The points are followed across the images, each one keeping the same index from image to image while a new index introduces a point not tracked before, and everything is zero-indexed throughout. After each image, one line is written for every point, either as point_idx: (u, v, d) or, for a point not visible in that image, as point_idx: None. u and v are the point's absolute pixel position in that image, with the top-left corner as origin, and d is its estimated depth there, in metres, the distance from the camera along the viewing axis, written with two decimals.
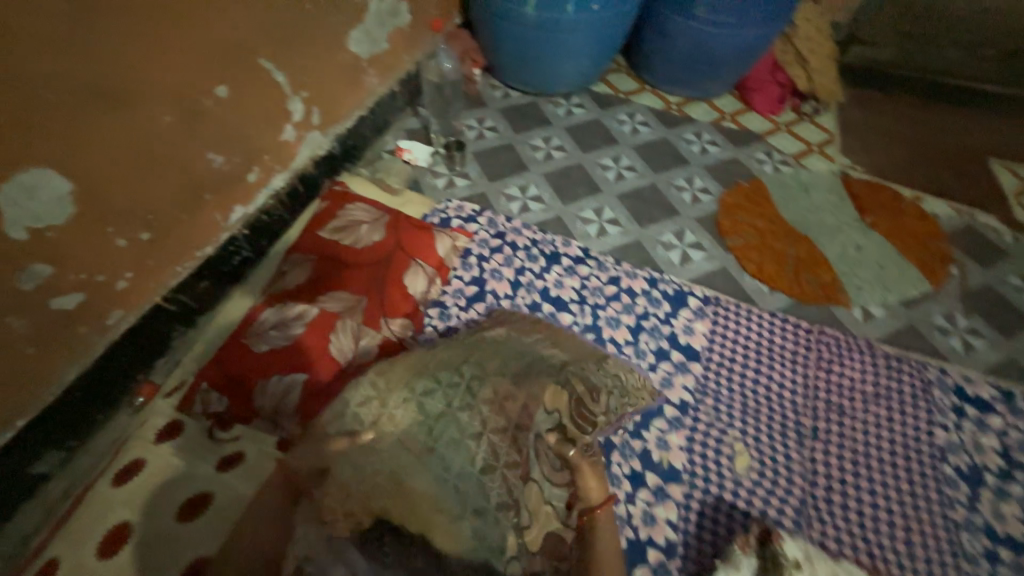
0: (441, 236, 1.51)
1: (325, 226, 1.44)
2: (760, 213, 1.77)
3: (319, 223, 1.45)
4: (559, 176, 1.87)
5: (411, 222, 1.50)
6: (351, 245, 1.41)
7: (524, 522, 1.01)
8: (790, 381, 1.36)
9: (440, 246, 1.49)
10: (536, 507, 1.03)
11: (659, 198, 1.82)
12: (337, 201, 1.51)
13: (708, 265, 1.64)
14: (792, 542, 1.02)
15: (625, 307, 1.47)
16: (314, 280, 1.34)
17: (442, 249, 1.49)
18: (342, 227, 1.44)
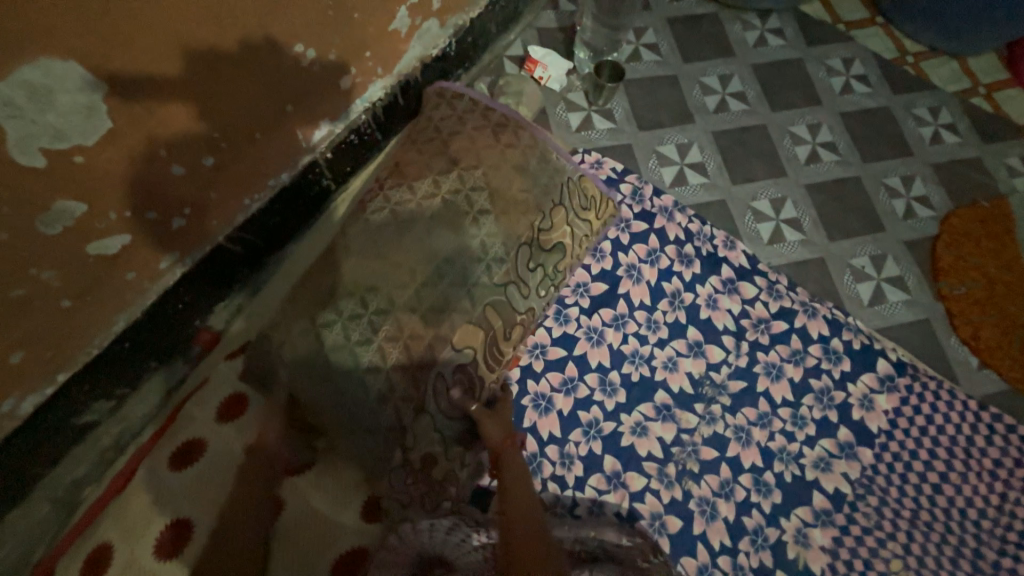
0: (525, 210, 1.00)
1: (407, 173, 1.01)
2: (996, 254, 1.30)
3: (404, 165, 1.02)
4: (732, 139, 1.37)
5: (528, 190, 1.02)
6: (433, 227, 0.96)
7: (408, 444, 0.91)
8: (980, 499, 1.07)
9: (564, 234, 1.05)
10: (422, 434, 0.92)
11: (861, 200, 1.33)
12: (419, 158, 1.03)
13: (907, 314, 1.23)
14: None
15: (792, 353, 1.14)
16: (386, 262, 0.93)
17: (567, 239, 1.05)
18: (427, 199, 0.98)
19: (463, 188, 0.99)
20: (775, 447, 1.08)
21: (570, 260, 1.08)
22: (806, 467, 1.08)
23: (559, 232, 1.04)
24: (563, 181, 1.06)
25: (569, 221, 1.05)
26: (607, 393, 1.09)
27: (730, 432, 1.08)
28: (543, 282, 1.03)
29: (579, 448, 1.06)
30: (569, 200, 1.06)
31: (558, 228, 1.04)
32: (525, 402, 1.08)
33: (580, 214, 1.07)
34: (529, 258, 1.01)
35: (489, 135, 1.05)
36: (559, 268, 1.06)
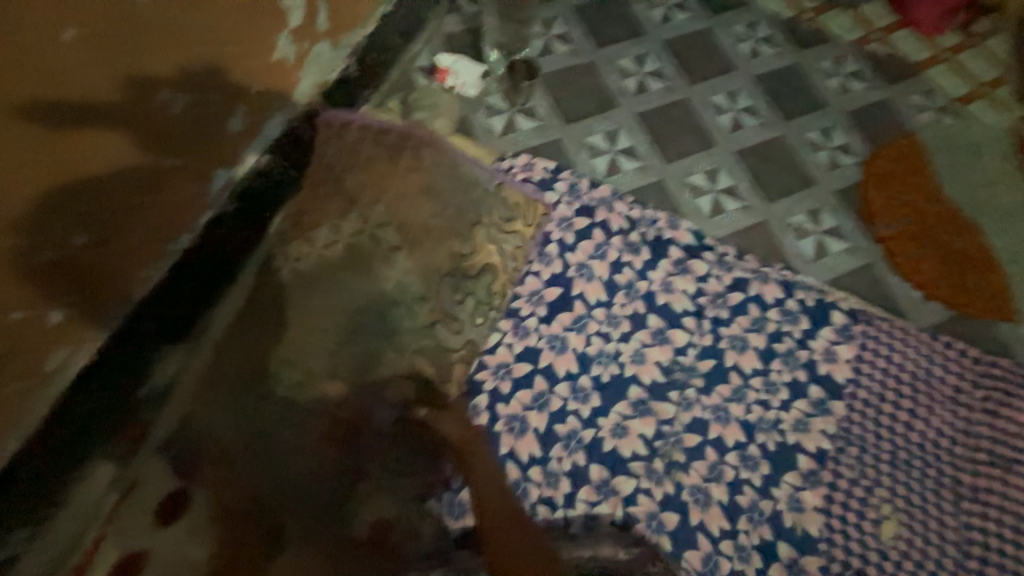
0: (439, 238, 0.95)
1: (308, 218, 0.95)
2: (919, 188, 1.35)
3: (303, 209, 0.96)
4: (658, 118, 1.36)
5: (434, 215, 0.96)
6: (342, 276, 0.92)
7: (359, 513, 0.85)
8: (949, 427, 1.11)
9: (483, 251, 0.99)
10: (375, 497, 0.86)
11: (788, 159, 1.36)
12: (315, 198, 0.96)
13: (850, 261, 1.26)
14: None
15: (752, 322, 1.14)
16: (301, 326, 0.90)
17: (487, 255, 0.99)
18: (329, 246, 0.93)
19: (367, 227, 0.94)
20: (754, 418, 1.08)
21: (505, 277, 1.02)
22: (787, 432, 1.08)
23: (487, 252, 1.00)
24: (481, 196, 1.01)
25: (496, 237, 1.01)
26: (580, 400, 1.05)
27: (708, 413, 1.07)
28: (475, 309, 0.99)
29: (563, 464, 1.00)
30: (490, 215, 1.00)
31: (482, 249, 0.99)
32: (499, 427, 1.02)
33: (506, 226, 1.02)
34: (454, 288, 0.97)
35: (386, 159, 0.98)
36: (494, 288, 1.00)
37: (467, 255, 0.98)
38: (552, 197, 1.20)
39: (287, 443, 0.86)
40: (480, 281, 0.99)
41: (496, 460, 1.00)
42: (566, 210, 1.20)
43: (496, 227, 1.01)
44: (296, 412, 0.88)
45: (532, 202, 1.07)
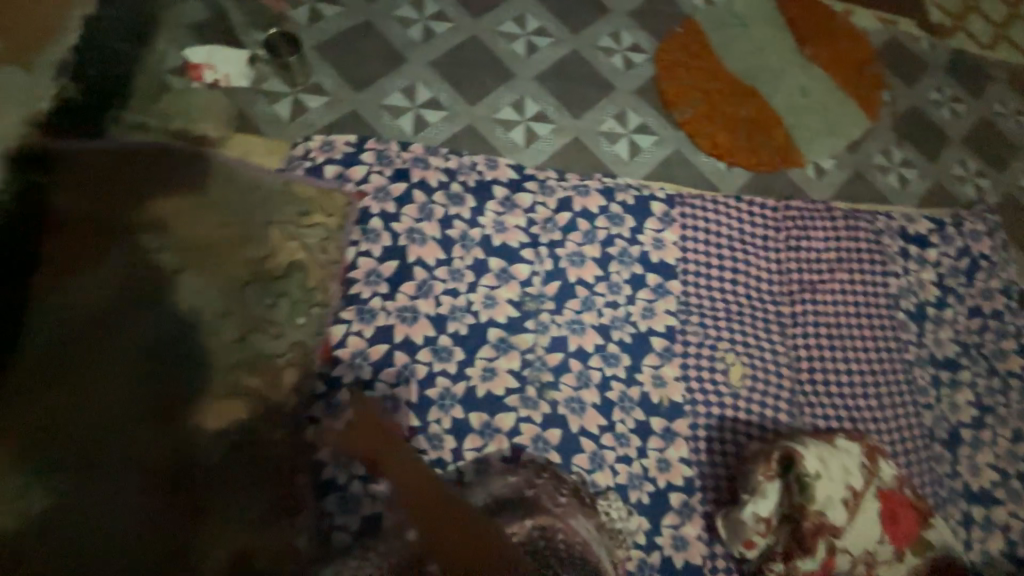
0: (235, 245, 0.92)
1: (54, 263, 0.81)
2: (703, 69, 1.46)
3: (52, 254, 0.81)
4: (452, 62, 1.33)
5: (218, 224, 0.91)
6: (113, 311, 0.80)
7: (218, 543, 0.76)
8: (765, 271, 1.27)
9: (287, 253, 0.97)
10: (229, 520, 0.78)
11: (586, 71, 1.40)
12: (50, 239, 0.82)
13: (661, 152, 1.36)
14: (811, 456, 0.98)
15: (585, 235, 1.21)
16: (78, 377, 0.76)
17: (289, 254, 0.97)
18: (82, 285, 0.80)
19: (136, 251, 0.84)
20: (607, 320, 1.16)
21: (319, 271, 1.01)
22: (638, 322, 1.18)
23: (290, 247, 0.98)
24: (269, 199, 1.00)
25: (296, 232, 1.00)
26: (444, 359, 1.06)
27: (565, 329, 1.13)
28: (296, 310, 0.96)
29: (444, 423, 1.03)
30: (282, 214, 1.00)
31: (283, 247, 0.97)
32: (372, 412, 1.01)
33: (302, 220, 1.02)
34: (263, 294, 0.93)
35: (141, 176, 0.89)
36: (309, 283, 0.99)
37: (264, 255, 0.95)
38: (362, 171, 1.15)
39: (107, 519, 0.72)
40: (291, 284, 0.96)
41: None
42: (382, 179, 1.15)
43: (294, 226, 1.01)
44: (101, 476, 0.73)
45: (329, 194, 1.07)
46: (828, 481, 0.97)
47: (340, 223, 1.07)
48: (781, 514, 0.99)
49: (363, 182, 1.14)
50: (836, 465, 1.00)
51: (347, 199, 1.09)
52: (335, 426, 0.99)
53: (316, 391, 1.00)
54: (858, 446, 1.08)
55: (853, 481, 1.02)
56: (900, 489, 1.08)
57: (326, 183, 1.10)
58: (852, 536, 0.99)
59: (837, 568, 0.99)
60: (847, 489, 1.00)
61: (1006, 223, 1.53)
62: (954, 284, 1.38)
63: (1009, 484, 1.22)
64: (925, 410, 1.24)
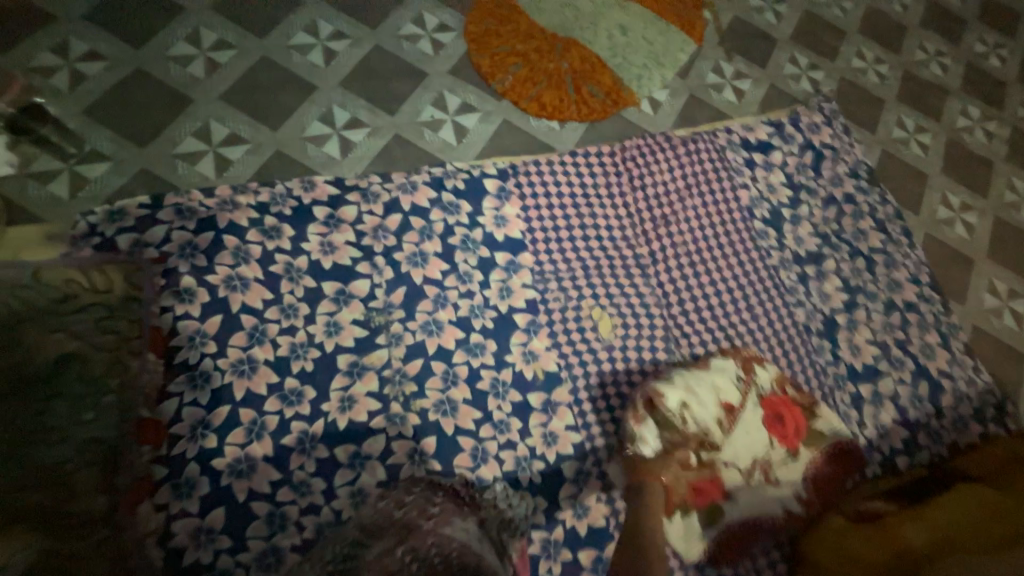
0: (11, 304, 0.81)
1: None
2: (516, 32, 1.42)
3: None
4: (246, 90, 1.25)
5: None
6: None
7: None
8: (615, 219, 1.26)
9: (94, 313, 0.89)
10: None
11: (393, 63, 1.34)
12: None
13: (488, 127, 1.32)
14: (671, 386, 1.00)
15: (420, 233, 1.16)
16: None
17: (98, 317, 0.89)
18: None
19: None
20: (464, 311, 1.13)
21: (106, 358, 0.87)
22: (497, 305, 1.15)
23: (56, 336, 0.82)
24: (30, 293, 0.86)
25: (70, 316, 0.85)
26: (295, 402, 1.00)
27: (421, 333, 1.09)
28: (76, 407, 0.79)
29: (309, 467, 0.97)
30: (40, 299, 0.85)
31: (44, 341, 0.80)
32: (225, 480, 0.94)
33: (66, 304, 0.87)
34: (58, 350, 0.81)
35: None
36: (93, 372, 0.84)
37: (34, 337, 0.79)
38: (161, 230, 1.06)
39: None
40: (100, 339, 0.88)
41: (238, 511, 0.93)
42: (184, 234, 1.06)
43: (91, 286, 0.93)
44: None
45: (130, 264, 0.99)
46: (695, 404, 0.98)
47: (129, 293, 0.96)
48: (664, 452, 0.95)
49: (162, 242, 1.05)
50: (705, 387, 1.01)
51: (138, 266, 1.00)
52: (186, 507, 0.91)
53: (156, 477, 0.92)
54: (732, 360, 1.07)
55: (726, 395, 1.02)
56: (781, 390, 1.07)
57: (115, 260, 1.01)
58: (734, 447, 1.00)
59: (726, 481, 1.00)
60: (720, 408, 1.01)
61: (843, 107, 1.57)
62: (802, 180, 1.41)
63: (889, 355, 1.26)
64: (797, 308, 1.26)
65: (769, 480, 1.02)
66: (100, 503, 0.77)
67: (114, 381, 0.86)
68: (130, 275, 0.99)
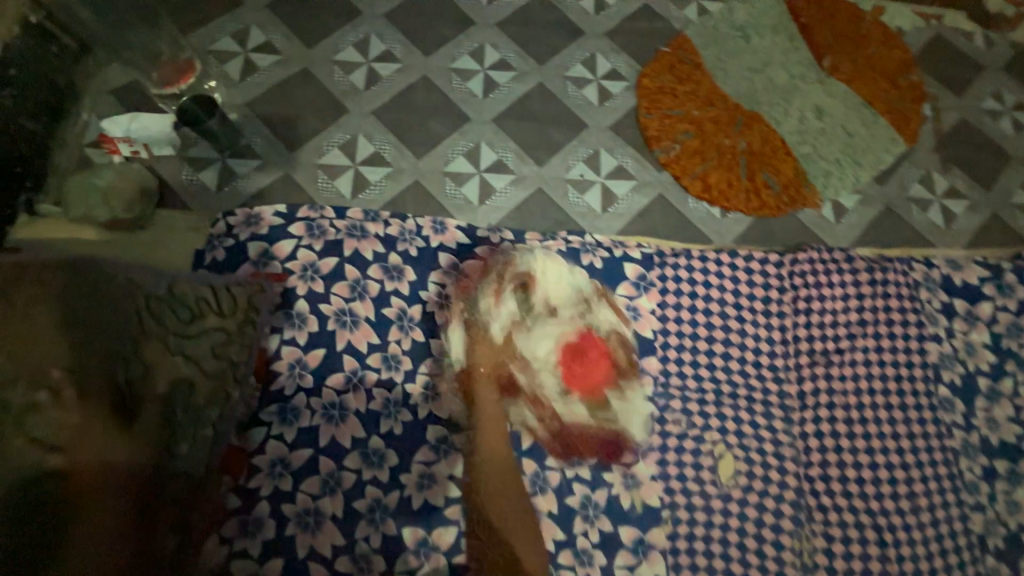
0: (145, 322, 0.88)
1: None
2: (694, 95, 1.25)
3: None
4: (399, 109, 1.19)
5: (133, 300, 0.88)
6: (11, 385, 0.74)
7: None
8: (766, 343, 1.06)
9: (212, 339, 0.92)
10: None
11: (553, 107, 1.22)
12: None
13: (639, 200, 1.17)
14: None
15: (542, 307, 1.04)
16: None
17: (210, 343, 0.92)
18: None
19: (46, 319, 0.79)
20: (570, 409, 1.01)
21: (209, 385, 0.91)
22: (607, 409, 1.01)
23: (174, 358, 0.89)
24: (163, 308, 0.91)
25: (188, 341, 0.91)
26: (375, 464, 0.93)
27: (518, 423, 0.98)
28: (177, 434, 0.86)
29: (373, 541, 0.90)
30: (170, 317, 0.91)
31: (164, 363, 0.88)
32: (291, 529, 0.89)
33: (192, 325, 0.92)
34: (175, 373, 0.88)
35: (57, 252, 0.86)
36: (198, 402, 0.89)
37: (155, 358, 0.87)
38: (291, 245, 1.02)
39: None
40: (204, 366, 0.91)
41: (295, 568, 0.88)
42: (310, 254, 1.02)
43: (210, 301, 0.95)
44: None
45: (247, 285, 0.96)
46: None
47: (248, 317, 0.95)
48: None
49: (288, 259, 1.01)
50: None
51: (261, 288, 0.96)
52: (249, 548, 0.88)
53: (229, 505, 0.88)
54: None
55: None
56: None
57: (244, 271, 1.00)
58: None
59: None
60: None
61: None
62: (1014, 347, 1.11)
63: None
64: (973, 512, 1.00)
65: None
66: (125, 505, 0.76)
67: (213, 410, 0.90)
68: (251, 295, 0.96)
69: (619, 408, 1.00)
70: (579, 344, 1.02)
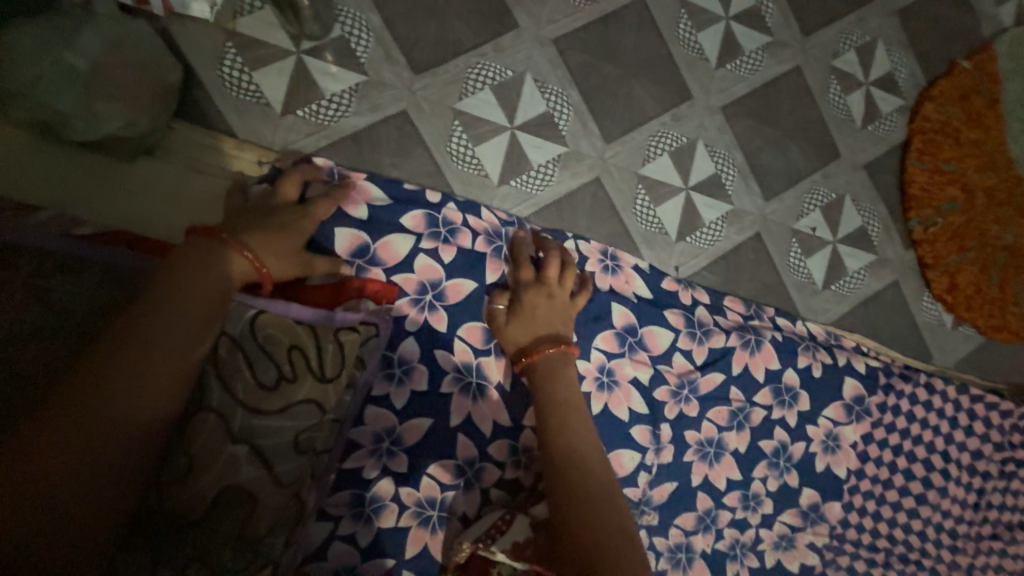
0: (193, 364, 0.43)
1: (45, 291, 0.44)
2: (977, 148, 0.89)
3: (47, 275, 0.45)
4: (592, 47, 0.73)
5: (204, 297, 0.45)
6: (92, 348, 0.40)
7: None
8: (957, 505, 0.86)
9: (288, 418, 0.48)
10: None
11: (804, 110, 0.82)
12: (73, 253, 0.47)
13: (869, 283, 0.85)
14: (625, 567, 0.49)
15: (731, 416, 0.74)
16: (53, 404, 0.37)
17: (292, 421, 0.48)
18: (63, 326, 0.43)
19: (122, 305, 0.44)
20: (725, 546, 0.76)
21: (282, 502, 0.48)
22: (765, 553, 0.79)
23: (233, 452, 0.45)
24: (237, 362, 0.47)
25: (264, 427, 0.47)
26: None
27: (664, 561, 0.73)
28: None
29: None
30: (246, 377, 0.47)
31: (215, 457, 0.45)
32: None
33: (273, 397, 0.47)
34: (231, 469, 0.45)
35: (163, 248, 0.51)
36: (257, 533, 0.45)
37: (198, 452, 0.44)
38: (406, 246, 0.63)
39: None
40: (274, 463, 0.47)
41: None
42: (434, 265, 0.64)
43: (309, 347, 0.50)
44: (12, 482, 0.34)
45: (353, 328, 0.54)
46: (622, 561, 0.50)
47: (351, 378, 0.54)
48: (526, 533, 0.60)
49: (398, 268, 0.62)
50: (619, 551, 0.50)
51: (377, 330, 0.57)
52: None
53: None
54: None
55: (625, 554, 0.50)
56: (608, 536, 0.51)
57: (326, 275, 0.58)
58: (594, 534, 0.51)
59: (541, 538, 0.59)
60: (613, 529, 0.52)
61: None
62: None
63: None
64: None
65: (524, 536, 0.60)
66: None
67: (281, 538, 0.47)
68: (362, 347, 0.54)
69: (779, 555, 0.79)
70: (759, 471, 0.77)
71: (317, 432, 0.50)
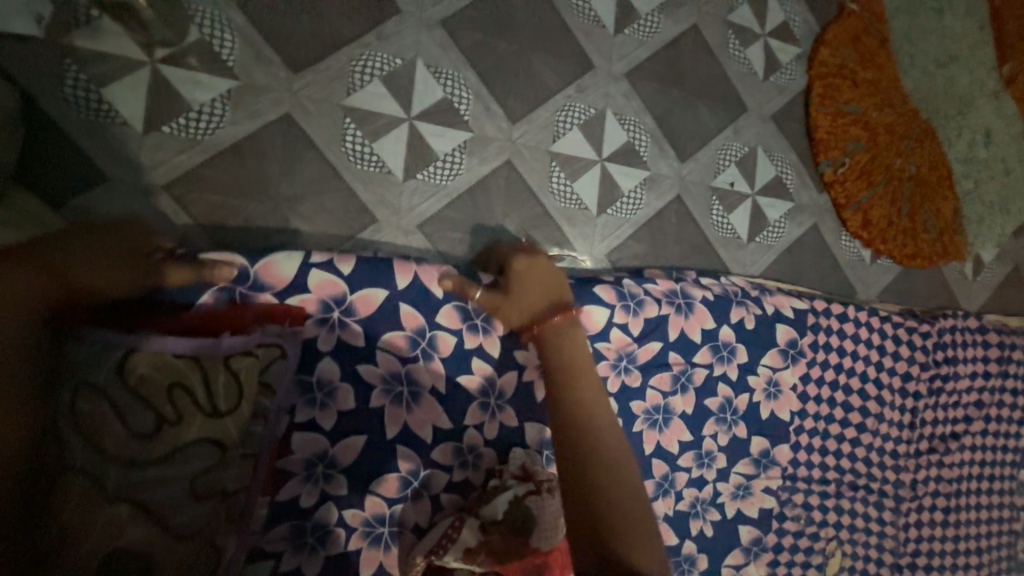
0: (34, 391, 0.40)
1: None
2: (873, 86, 0.92)
3: None
4: (484, 25, 0.70)
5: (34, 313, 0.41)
6: None
7: None
8: (893, 428, 0.91)
9: (181, 462, 0.45)
10: None
11: (707, 67, 0.82)
12: None
13: (790, 231, 0.88)
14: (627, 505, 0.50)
15: (674, 380, 0.75)
16: None
17: (188, 464, 0.45)
18: None
19: None
20: (686, 506, 0.78)
21: (188, 555, 0.44)
22: (725, 505, 0.80)
23: (112, 512, 0.42)
24: (103, 412, 0.43)
25: (148, 478, 0.43)
26: None
27: None
28: None
29: None
30: (118, 427, 0.43)
31: (91, 524, 0.41)
32: None
33: (156, 443, 0.44)
34: (116, 533, 0.41)
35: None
36: None
37: (66, 520, 0.40)
38: (292, 265, 0.57)
39: None
40: (171, 514, 0.44)
41: None
42: (332, 279, 0.59)
43: (194, 382, 0.47)
44: None
45: (253, 351, 0.51)
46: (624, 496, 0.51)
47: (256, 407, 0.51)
48: (476, 537, 0.57)
49: (290, 289, 0.57)
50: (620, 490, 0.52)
51: (281, 351, 0.53)
52: None
53: None
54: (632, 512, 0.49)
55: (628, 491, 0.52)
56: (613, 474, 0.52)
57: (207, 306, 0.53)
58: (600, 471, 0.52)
59: (493, 540, 0.57)
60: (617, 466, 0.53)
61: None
62: None
63: None
64: None
65: (477, 538, 0.57)
66: None
67: None
68: (264, 371, 0.52)
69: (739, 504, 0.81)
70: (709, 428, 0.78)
71: (223, 471, 0.47)
